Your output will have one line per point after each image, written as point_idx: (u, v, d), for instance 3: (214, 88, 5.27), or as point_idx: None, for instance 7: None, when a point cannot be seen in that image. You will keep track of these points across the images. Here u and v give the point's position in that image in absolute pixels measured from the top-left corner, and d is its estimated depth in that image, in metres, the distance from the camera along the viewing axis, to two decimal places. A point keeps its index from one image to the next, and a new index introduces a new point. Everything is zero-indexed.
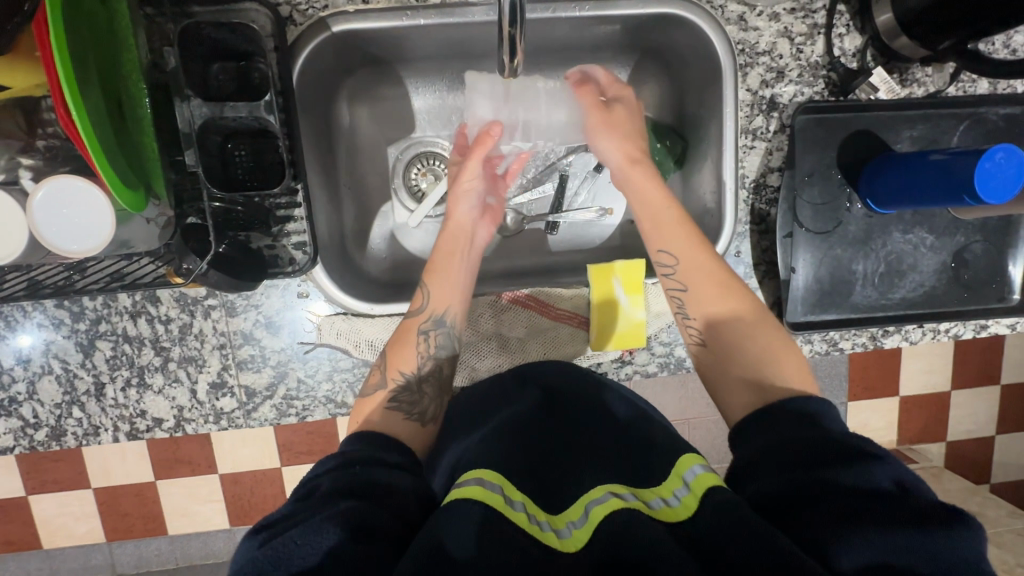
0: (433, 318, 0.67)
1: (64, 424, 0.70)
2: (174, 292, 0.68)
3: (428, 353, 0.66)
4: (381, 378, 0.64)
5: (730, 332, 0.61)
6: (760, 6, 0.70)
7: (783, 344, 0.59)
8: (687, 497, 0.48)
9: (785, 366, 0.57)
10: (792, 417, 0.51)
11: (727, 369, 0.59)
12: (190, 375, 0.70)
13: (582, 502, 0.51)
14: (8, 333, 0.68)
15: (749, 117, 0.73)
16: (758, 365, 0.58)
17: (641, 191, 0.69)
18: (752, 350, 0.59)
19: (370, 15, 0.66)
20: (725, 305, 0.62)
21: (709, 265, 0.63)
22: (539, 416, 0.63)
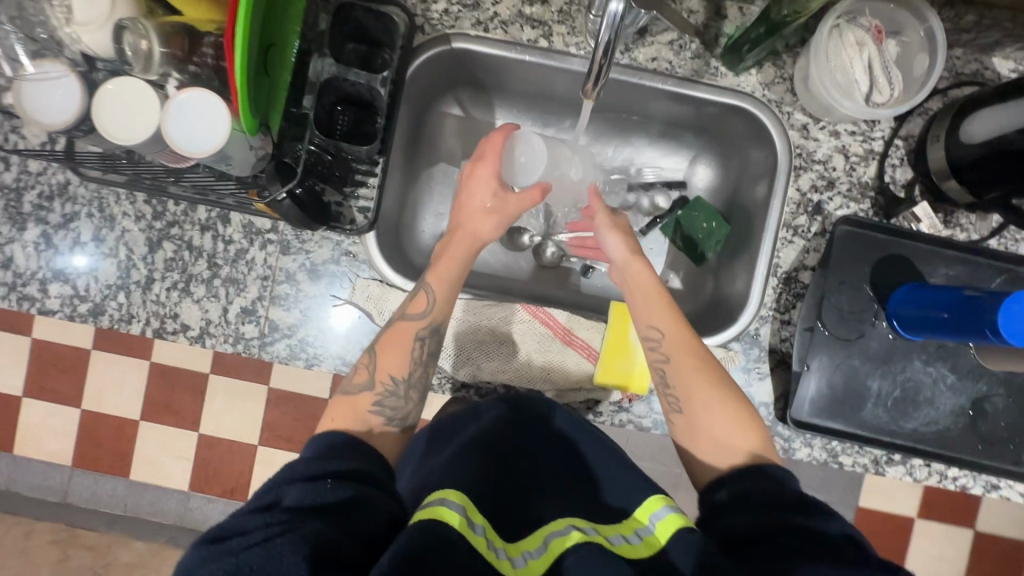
0: (431, 327, 0.69)
1: (107, 304, 0.76)
2: (244, 219, 0.76)
3: (420, 358, 0.69)
4: (368, 379, 0.67)
5: (704, 407, 0.64)
6: (823, 121, 0.76)
7: (744, 412, 0.64)
8: (650, 536, 0.52)
9: (750, 437, 0.61)
10: (766, 480, 0.56)
11: (704, 449, 0.63)
12: (228, 295, 0.76)
13: (541, 534, 0.53)
14: (96, 212, 0.76)
15: (793, 214, 0.77)
16: (733, 441, 0.61)
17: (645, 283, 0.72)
18: (726, 430, 0.62)
19: (486, 42, 0.76)
20: (701, 378, 0.65)
21: (688, 340, 0.68)
22: (501, 437, 0.68)
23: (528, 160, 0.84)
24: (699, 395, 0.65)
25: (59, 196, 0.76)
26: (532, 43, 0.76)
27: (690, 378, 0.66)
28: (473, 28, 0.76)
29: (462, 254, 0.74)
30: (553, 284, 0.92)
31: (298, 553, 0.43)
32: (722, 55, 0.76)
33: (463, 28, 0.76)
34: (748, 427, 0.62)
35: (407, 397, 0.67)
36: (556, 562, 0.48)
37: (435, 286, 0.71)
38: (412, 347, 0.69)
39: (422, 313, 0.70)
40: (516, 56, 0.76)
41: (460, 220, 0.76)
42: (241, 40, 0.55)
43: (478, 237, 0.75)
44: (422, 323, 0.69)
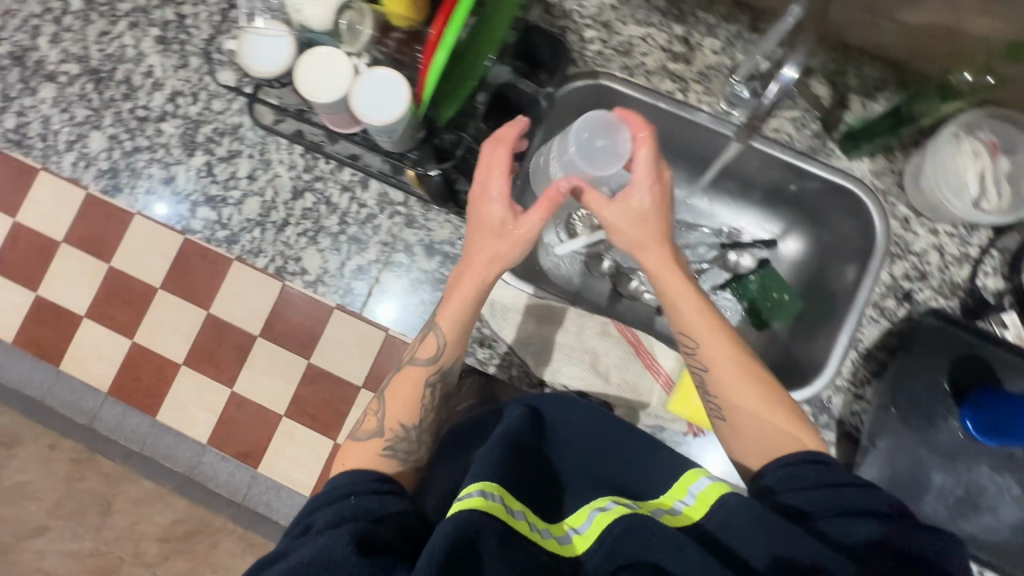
0: (441, 372, 0.72)
1: (242, 235, 0.84)
2: (381, 188, 0.84)
3: (428, 405, 0.72)
4: (376, 426, 0.69)
5: (751, 412, 0.68)
6: (925, 217, 0.81)
7: (779, 403, 0.68)
8: (692, 504, 0.59)
9: (793, 431, 0.67)
10: (815, 490, 0.61)
11: (744, 445, 0.69)
12: (349, 252, 0.83)
13: (586, 509, 0.59)
14: (257, 154, 0.85)
15: (883, 295, 0.81)
16: (767, 432, 0.67)
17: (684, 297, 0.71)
18: (770, 430, 0.67)
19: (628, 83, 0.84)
20: (746, 387, 0.69)
21: (728, 351, 0.70)
22: (528, 437, 0.65)
23: (605, 143, 0.72)
24: (734, 397, 0.69)
25: (229, 134, 0.85)
26: (669, 94, 0.84)
27: (734, 390, 0.69)
28: (620, 71, 0.85)
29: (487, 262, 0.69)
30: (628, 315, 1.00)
31: (342, 550, 0.49)
32: (840, 140, 0.82)
33: (610, 68, 0.85)
34: (783, 418, 0.67)
35: (417, 442, 0.70)
36: (596, 539, 0.54)
37: (445, 331, 0.71)
38: (422, 393, 0.72)
39: (429, 357, 0.71)
40: (651, 101, 0.84)
41: (472, 245, 0.69)
42: (446, 42, 0.65)
43: (501, 258, 0.69)
44: (433, 370, 0.71)
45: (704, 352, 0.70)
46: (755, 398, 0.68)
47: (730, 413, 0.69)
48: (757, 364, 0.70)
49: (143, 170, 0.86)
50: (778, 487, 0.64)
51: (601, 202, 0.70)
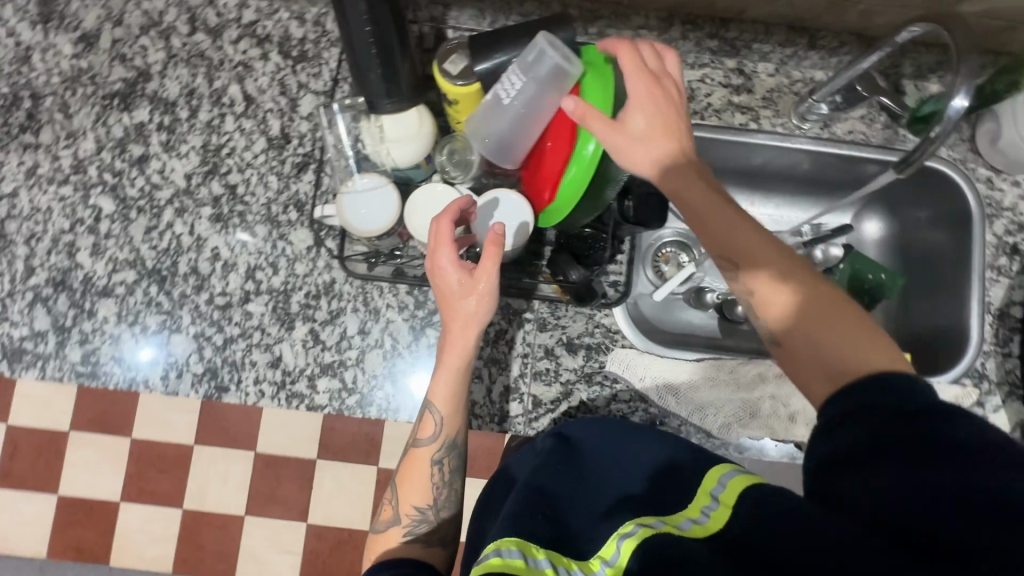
0: (442, 448, 0.66)
1: (374, 394, 0.79)
2: (502, 300, 0.80)
3: (439, 482, 0.66)
4: (394, 514, 0.65)
5: (790, 313, 0.52)
6: (1006, 174, 0.86)
7: (835, 303, 0.51)
8: (717, 508, 0.45)
9: (831, 324, 0.50)
10: (876, 416, 0.43)
11: (811, 359, 0.50)
12: (492, 375, 0.79)
13: (613, 539, 0.46)
14: (361, 305, 0.80)
15: (993, 255, 0.86)
16: (826, 340, 0.49)
17: (688, 196, 0.59)
18: (824, 329, 0.50)
19: (707, 126, 0.84)
20: (779, 270, 0.53)
21: (738, 230, 0.56)
22: (554, 467, 0.56)
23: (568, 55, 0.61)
24: (777, 303, 0.52)
25: (326, 294, 0.80)
26: (746, 126, 0.85)
27: (769, 296, 0.53)
28: (692, 117, 0.85)
29: (470, 332, 0.64)
30: (749, 338, 0.99)
31: None
32: (909, 125, 0.86)
33: None
34: (853, 319, 0.50)
35: (438, 522, 0.65)
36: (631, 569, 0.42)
37: (438, 407, 0.66)
38: (430, 473, 0.66)
39: (431, 437, 0.66)
40: (735, 137, 0.84)
41: (446, 312, 0.64)
42: (580, 156, 0.63)
43: (475, 320, 0.64)
44: (430, 449, 0.66)
45: (751, 273, 0.54)
46: (845, 328, 0.49)
47: (853, 367, 0.47)
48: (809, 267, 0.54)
49: (243, 359, 0.79)
50: (837, 430, 0.44)
51: (609, 128, 0.59)
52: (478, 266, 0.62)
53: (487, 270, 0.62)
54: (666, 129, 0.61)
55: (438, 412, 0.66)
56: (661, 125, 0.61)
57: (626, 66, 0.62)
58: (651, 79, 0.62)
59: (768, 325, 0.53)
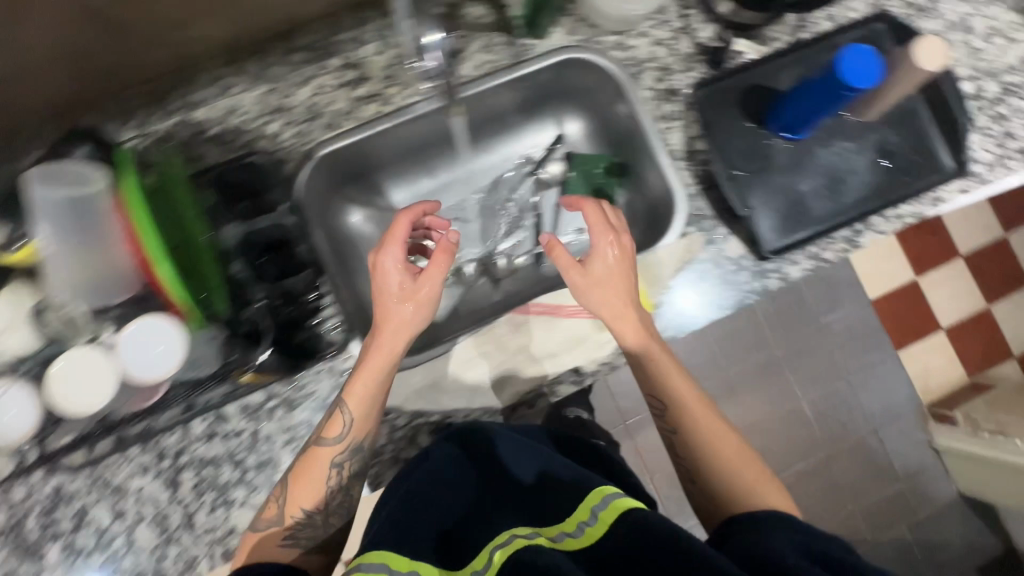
0: (343, 450, 0.70)
1: (164, 565, 0.73)
2: (239, 404, 0.76)
3: (331, 483, 0.70)
4: (277, 512, 0.69)
5: (701, 443, 0.74)
6: (630, 30, 0.87)
7: (708, 417, 0.75)
8: (594, 525, 0.56)
9: (703, 427, 0.74)
10: (767, 521, 0.62)
11: (716, 476, 0.73)
12: (268, 478, 0.75)
13: (580, 510, 0.58)
14: (103, 491, 0.73)
15: (658, 107, 0.87)
16: (706, 449, 0.74)
17: (605, 299, 0.73)
18: (712, 442, 0.74)
19: (344, 135, 0.82)
20: (676, 376, 0.75)
21: (630, 320, 0.74)
22: (457, 476, 0.68)
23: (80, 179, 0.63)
24: (684, 408, 0.75)
25: (59, 503, 0.73)
26: (381, 113, 0.84)
27: (682, 415, 0.75)
28: (327, 133, 0.82)
29: (388, 330, 0.69)
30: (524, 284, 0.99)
31: None
32: (525, 32, 0.85)
33: (319, 137, 0.82)
34: (716, 431, 0.74)
35: (325, 520, 0.70)
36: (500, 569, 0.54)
37: (351, 407, 0.69)
38: (329, 478, 0.70)
39: (338, 434, 0.69)
40: (375, 130, 0.83)
41: (378, 316, 0.70)
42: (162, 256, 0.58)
43: (405, 322, 0.70)
44: (337, 449, 0.69)
45: (668, 394, 0.75)
46: (777, 492, 0.70)
47: (703, 478, 0.74)
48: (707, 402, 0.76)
49: None
50: (730, 537, 0.63)
51: (570, 266, 0.74)
52: (420, 272, 0.70)
53: (387, 268, 0.70)
54: (600, 275, 0.74)
55: (351, 408, 0.69)
56: (604, 271, 0.74)
57: (598, 241, 0.75)
58: (609, 229, 0.75)
59: (670, 416, 0.76)
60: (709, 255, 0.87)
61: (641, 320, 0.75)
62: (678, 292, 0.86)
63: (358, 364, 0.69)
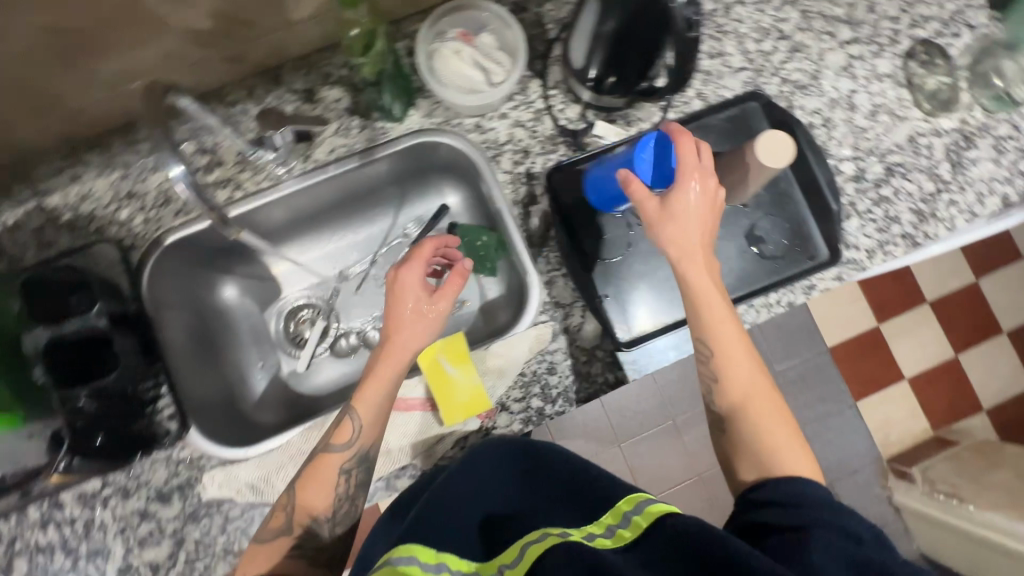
0: (356, 456, 0.71)
1: None
2: (74, 492, 0.77)
3: (341, 493, 0.71)
4: (285, 520, 0.69)
5: (733, 407, 0.67)
6: (489, 112, 0.86)
7: (762, 401, 0.67)
8: (626, 528, 0.57)
9: (765, 420, 0.66)
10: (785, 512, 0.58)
11: (743, 454, 0.66)
12: (98, 567, 0.76)
13: (517, 545, 0.58)
14: None
15: (515, 190, 0.86)
16: (761, 430, 0.66)
17: (695, 283, 0.67)
18: (755, 429, 0.66)
19: (194, 221, 0.83)
20: (738, 362, 0.67)
21: (704, 288, 0.67)
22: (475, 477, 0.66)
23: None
24: (723, 381, 0.68)
25: None
26: (231, 198, 0.84)
27: (721, 387, 0.68)
28: (178, 218, 0.83)
29: (390, 363, 0.71)
30: None
31: None
32: (380, 116, 0.85)
33: (169, 223, 0.83)
34: (750, 399, 0.67)
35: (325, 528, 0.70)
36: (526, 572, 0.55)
37: (360, 413, 0.70)
38: (337, 480, 0.71)
39: (346, 442, 0.70)
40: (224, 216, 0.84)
41: (387, 334, 0.72)
42: None
43: (411, 349, 0.71)
44: (345, 455, 0.71)
45: (721, 368, 0.68)
46: (785, 432, 0.66)
47: (738, 452, 0.66)
48: (767, 378, 0.69)
49: None
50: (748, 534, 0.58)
51: (659, 210, 0.67)
52: (438, 291, 0.73)
53: (407, 281, 0.72)
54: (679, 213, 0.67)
55: (358, 411, 0.70)
56: (688, 212, 0.67)
57: (640, 196, 0.68)
58: (712, 207, 0.68)
59: (720, 402, 0.68)
60: (562, 346, 0.82)
61: (714, 290, 0.67)
62: (523, 385, 0.81)
63: (370, 368, 0.71)
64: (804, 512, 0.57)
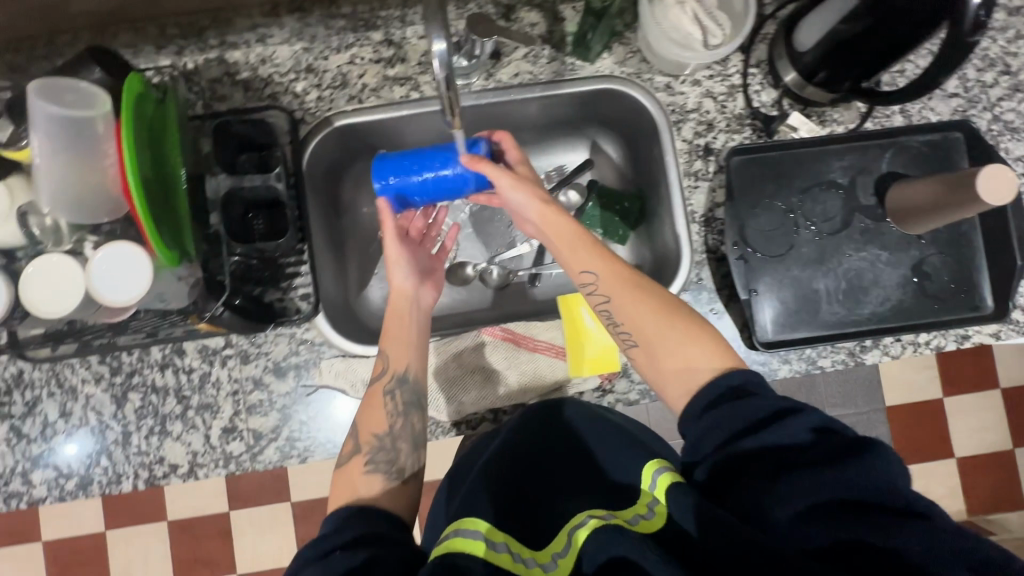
0: (396, 379, 0.70)
1: (92, 473, 0.77)
2: (197, 344, 0.78)
3: (396, 411, 0.70)
4: (355, 445, 0.67)
5: (640, 328, 0.65)
6: (682, 75, 0.83)
7: (661, 310, 0.65)
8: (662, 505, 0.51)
9: (670, 340, 0.63)
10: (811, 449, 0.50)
11: (660, 370, 0.63)
12: (205, 421, 0.78)
13: (566, 530, 0.52)
14: (57, 388, 0.77)
15: (689, 162, 0.83)
16: (666, 343, 0.63)
17: (560, 236, 0.71)
18: (669, 343, 0.63)
19: (365, 111, 0.82)
20: (637, 297, 0.66)
21: (616, 269, 0.68)
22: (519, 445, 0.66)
23: (77, 98, 0.59)
24: (613, 297, 0.67)
25: (17, 386, 0.77)
26: (405, 97, 0.82)
27: (626, 309, 0.66)
28: (350, 103, 0.82)
29: (411, 321, 0.75)
30: (510, 302, 0.96)
31: None
32: (573, 51, 0.82)
33: (341, 105, 0.81)
34: (659, 317, 0.64)
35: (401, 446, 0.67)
36: (580, 563, 0.48)
37: (387, 346, 0.72)
38: (388, 406, 0.70)
39: (382, 371, 0.71)
40: (395, 114, 0.82)
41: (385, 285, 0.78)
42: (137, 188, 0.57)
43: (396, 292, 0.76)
44: (386, 380, 0.70)
45: (607, 290, 0.68)
46: (708, 333, 0.63)
47: (661, 365, 0.63)
48: (665, 291, 0.67)
49: None
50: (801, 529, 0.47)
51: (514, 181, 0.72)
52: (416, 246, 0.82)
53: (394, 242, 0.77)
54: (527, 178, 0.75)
55: (386, 349, 0.72)
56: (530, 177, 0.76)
57: (491, 172, 0.72)
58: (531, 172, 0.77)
59: (606, 295, 0.68)
60: None
61: (572, 237, 0.71)
62: None
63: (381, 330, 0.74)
64: (773, 414, 0.54)
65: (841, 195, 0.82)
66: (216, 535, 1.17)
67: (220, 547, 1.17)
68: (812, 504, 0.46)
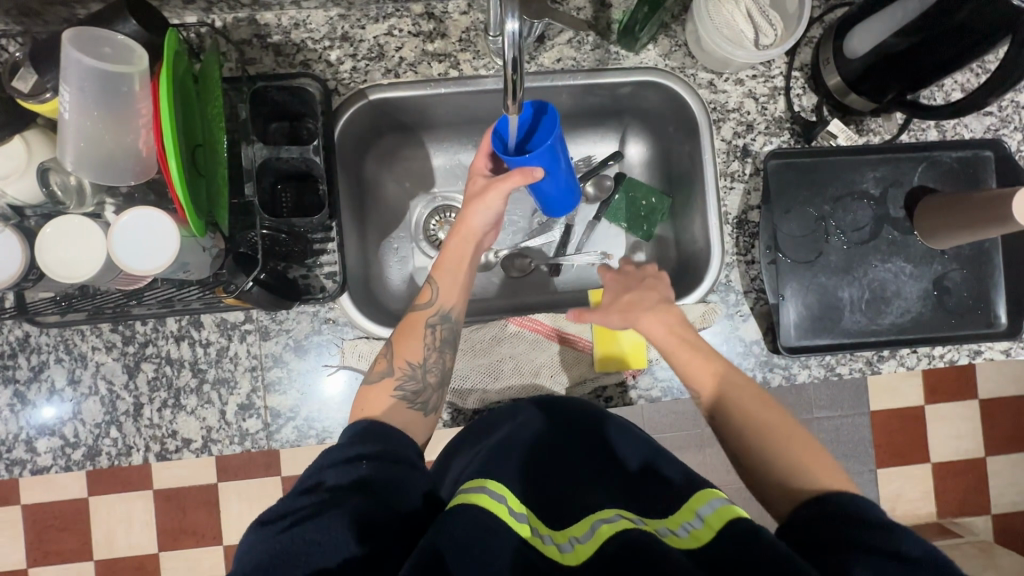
0: (440, 313, 0.70)
1: (100, 443, 0.74)
2: (216, 317, 0.75)
3: (433, 345, 0.69)
4: (387, 367, 0.66)
5: (749, 439, 0.61)
6: (726, 73, 0.82)
7: (775, 420, 0.61)
8: (700, 527, 0.48)
9: (783, 449, 0.59)
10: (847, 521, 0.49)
11: (765, 482, 0.59)
12: (221, 397, 0.75)
13: (589, 518, 0.51)
14: (65, 355, 0.74)
15: (726, 162, 0.83)
16: (777, 456, 0.59)
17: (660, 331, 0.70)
18: (777, 455, 0.59)
19: (400, 86, 0.79)
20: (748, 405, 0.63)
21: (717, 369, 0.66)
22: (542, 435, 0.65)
23: (115, 52, 0.56)
24: (719, 402, 0.64)
25: (22, 350, 0.74)
26: (445, 75, 0.79)
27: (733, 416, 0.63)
28: (386, 77, 0.79)
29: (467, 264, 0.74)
30: (531, 291, 0.94)
31: None
32: (618, 40, 0.81)
33: (377, 78, 0.78)
34: (766, 431, 0.61)
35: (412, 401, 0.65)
36: (595, 548, 0.47)
37: (439, 278, 0.72)
38: (427, 334, 0.69)
39: (431, 301, 0.70)
40: (432, 92, 0.80)
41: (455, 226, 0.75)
42: (172, 147, 0.54)
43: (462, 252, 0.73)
44: (431, 311, 0.70)
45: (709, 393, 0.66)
46: (808, 445, 0.59)
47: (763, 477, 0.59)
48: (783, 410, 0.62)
49: None
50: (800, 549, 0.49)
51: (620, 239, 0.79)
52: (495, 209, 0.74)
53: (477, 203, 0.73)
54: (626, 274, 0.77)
55: (438, 279, 0.71)
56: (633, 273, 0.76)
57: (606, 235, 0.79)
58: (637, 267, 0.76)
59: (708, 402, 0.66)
60: (720, 329, 0.82)
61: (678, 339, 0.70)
62: None
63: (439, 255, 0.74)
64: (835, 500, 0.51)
65: (872, 206, 0.82)
66: (211, 503, 1.15)
67: (210, 515, 1.16)
68: (872, 566, 0.44)
